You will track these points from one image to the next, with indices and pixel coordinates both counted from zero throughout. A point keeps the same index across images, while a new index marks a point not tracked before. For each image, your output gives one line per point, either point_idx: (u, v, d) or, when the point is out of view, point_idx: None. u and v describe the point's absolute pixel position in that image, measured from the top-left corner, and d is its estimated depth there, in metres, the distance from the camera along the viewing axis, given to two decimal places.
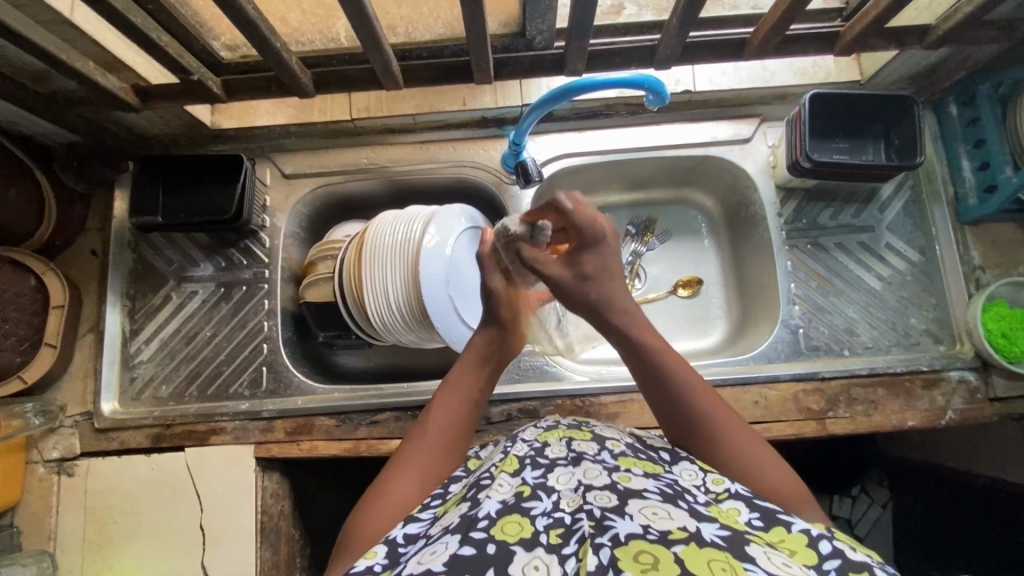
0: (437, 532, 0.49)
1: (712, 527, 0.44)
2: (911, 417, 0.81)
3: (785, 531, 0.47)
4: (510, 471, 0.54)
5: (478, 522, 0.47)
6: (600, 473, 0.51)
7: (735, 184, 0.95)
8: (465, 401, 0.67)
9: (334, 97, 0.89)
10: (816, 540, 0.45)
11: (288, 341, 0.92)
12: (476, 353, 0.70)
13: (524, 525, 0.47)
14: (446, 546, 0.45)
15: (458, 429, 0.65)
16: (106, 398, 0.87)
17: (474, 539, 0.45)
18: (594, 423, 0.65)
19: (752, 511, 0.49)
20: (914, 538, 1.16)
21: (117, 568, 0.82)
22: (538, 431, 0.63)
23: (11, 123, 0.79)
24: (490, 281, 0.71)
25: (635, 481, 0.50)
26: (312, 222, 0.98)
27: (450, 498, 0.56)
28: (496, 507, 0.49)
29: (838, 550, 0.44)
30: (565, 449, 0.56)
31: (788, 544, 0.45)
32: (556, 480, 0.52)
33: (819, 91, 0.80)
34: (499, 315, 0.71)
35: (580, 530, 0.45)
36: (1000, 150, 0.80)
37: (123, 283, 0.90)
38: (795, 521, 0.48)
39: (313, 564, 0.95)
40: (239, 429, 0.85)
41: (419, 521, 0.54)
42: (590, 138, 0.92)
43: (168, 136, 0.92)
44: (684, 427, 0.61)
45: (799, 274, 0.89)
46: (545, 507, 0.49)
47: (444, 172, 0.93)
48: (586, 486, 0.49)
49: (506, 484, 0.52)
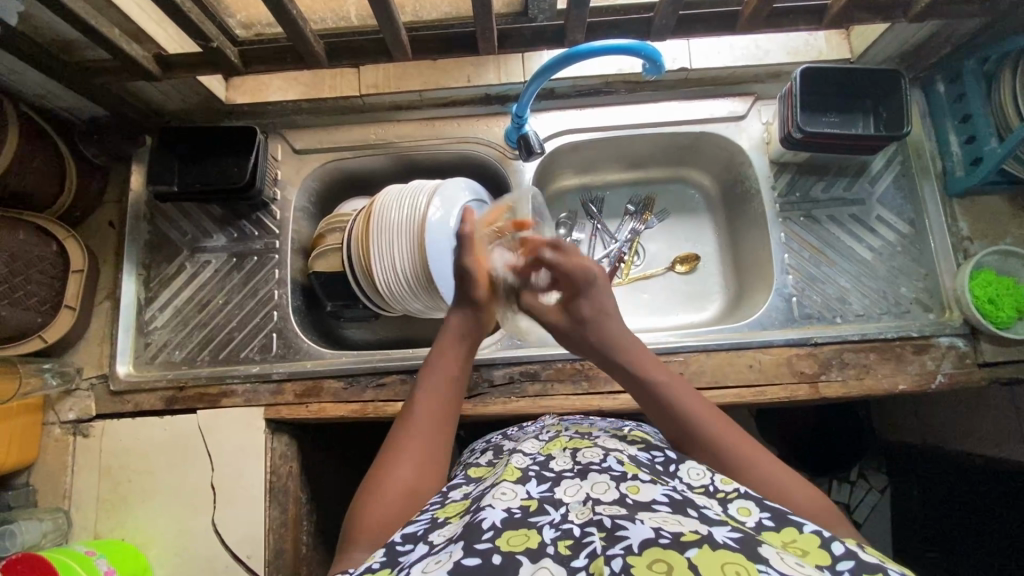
0: (440, 540, 0.49)
1: (724, 530, 0.45)
2: (902, 381, 0.84)
3: (797, 531, 0.47)
4: (513, 480, 0.55)
5: (483, 534, 0.47)
6: (608, 487, 0.52)
7: (730, 160, 0.99)
8: (447, 380, 0.70)
9: (344, 74, 0.93)
10: (828, 541, 0.45)
11: (298, 310, 0.95)
12: (452, 332, 0.74)
13: (530, 535, 0.47)
14: (450, 554, 0.46)
15: (445, 411, 0.67)
16: (121, 361, 0.90)
17: (478, 550, 0.45)
18: (596, 432, 0.69)
19: (763, 511, 0.50)
20: (912, 518, 1.18)
21: (130, 525, 0.84)
22: (539, 443, 0.67)
23: (37, 93, 0.83)
24: (466, 259, 0.75)
25: (643, 492, 0.51)
26: (322, 198, 1.01)
27: (449, 503, 0.57)
28: (501, 517, 0.49)
29: (851, 551, 0.44)
30: (571, 461, 0.59)
31: (800, 546, 0.45)
32: (562, 493, 0.53)
33: (811, 65, 0.84)
34: (472, 296, 0.74)
35: (590, 543, 0.45)
36: (984, 121, 0.83)
37: (139, 253, 0.94)
38: (806, 522, 0.48)
39: (321, 530, 0.97)
40: (249, 392, 0.88)
41: (416, 523, 0.54)
42: (590, 115, 0.96)
43: (184, 112, 0.96)
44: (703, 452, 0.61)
45: (793, 245, 0.92)
46: (551, 518, 0.49)
47: (449, 148, 0.96)
48: (593, 499, 0.51)
49: (511, 494, 0.53)
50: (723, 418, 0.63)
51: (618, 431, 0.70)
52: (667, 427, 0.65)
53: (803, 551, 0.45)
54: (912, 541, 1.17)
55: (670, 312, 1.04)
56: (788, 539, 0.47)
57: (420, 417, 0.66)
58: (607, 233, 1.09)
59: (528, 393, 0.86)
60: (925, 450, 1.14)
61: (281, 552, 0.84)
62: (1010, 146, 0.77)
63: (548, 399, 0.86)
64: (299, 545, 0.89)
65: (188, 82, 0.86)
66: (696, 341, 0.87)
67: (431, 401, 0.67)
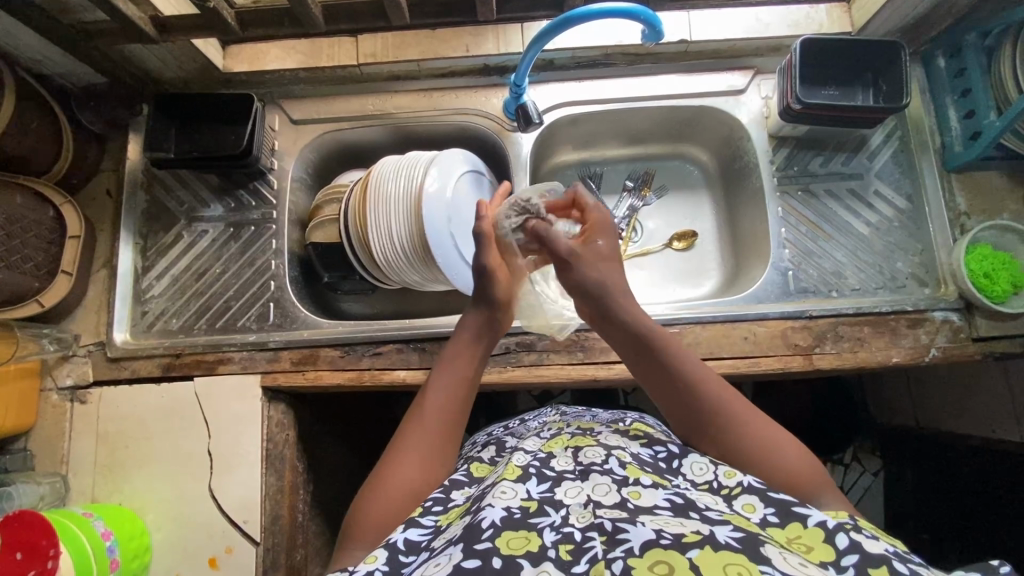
0: (441, 545, 0.49)
1: (725, 529, 0.45)
2: (896, 354, 0.84)
3: (801, 526, 0.48)
4: (513, 478, 0.55)
5: (483, 533, 0.47)
6: (609, 490, 0.52)
7: (729, 135, 0.98)
8: (462, 378, 0.68)
9: (342, 43, 0.92)
10: (833, 533, 0.46)
11: (294, 280, 0.95)
12: (469, 331, 0.71)
13: (531, 539, 0.47)
14: (449, 558, 0.46)
15: (460, 409, 0.66)
16: (118, 328, 0.90)
17: (477, 551, 0.45)
18: (598, 428, 0.68)
19: (767, 506, 0.50)
20: (903, 499, 1.19)
21: (127, 490, 0.85)
22: (541, 441, 0.66)
23: (34, 57, 0.82)
24: (485, 258, 0.73)
25: (645, 497, 0.51)
26: (319, 169, 1.01)
27: (452, 509, 0.56)
28: (501, 516, 0.49)
29: (856, 544, 0.45)
30: (572, 461, 0.59)
31: (805, 539, 0.46)
32: (563, 494, 0.53)
33: (811, 36, 0.84)
34: (490, 295, 0.72)
35: (591, 548, 0.45)
36: (983, 96, 0.83)
37: (136, 222, 0.94)
38: (810, 512, 0.49)
39: (317, 500, 0.98)
40: (246, 359, 0.88)
41: (421, 528, 0.54)
42: (589, 87, 0.95)
43: (181, 80, 0.95)
44: (699, 423, 0.61)
45: (790, 220, 0.92)
46: (552, 521, 0.49)
47: (447, 119, 0.96)
48: (595, 502, 0.51)
49: (512, 492, 0.52)
50: (723, 389, 0.62)
51: (620, 425, 0.73)
52: (673, 401, 0.63)
53: (808, 547, 0.46)
54: (904, 521, 1.18)
55: (666, 288, 1.04)
56: (792, 535, 0.47)
57: (433, 416, 0.64)
58: (605, 209, 1.08)
59: (523, 362, 0.87)
60: (919, 431, 1.15)
61: (278, 518, 0.85)
62: (1008, 119, 0.77)
63: (544, 369, 0.86)
64: (295, 513, 0.89)
65: (185, 48, 0.85)
66: (691, 313, 0.87)
67: (447, 399, 0.65)
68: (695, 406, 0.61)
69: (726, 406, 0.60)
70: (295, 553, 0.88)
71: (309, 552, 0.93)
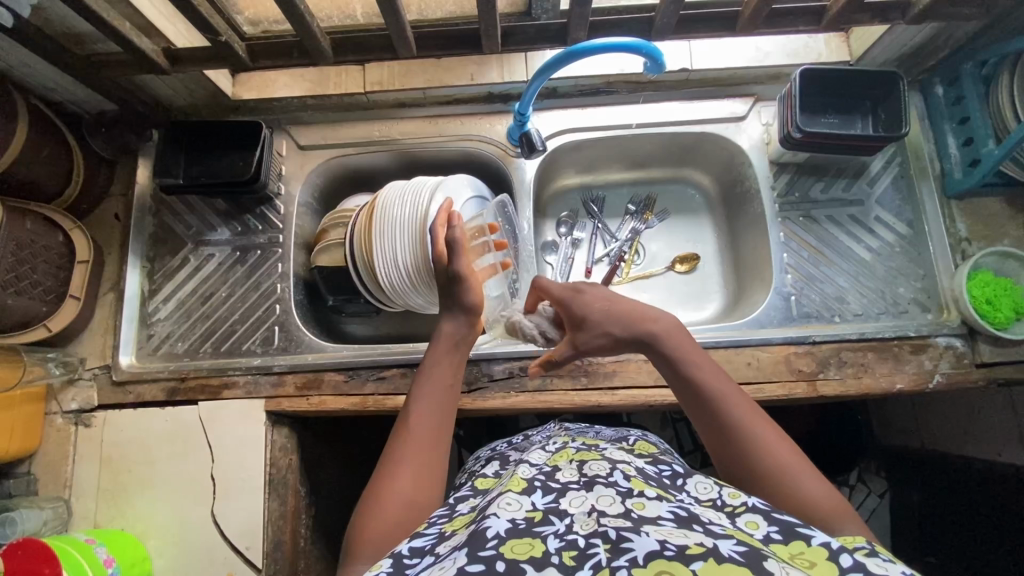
0: (445, 550, 0.49)
1: (729, 543, 0.45)
2: (900, 380, 0.84)
3: (805, 544, 0.47)
4: (519, 491, 0.55)
5: (487, 542, 0.46)
6: (614, 500, 0.52)
7: (731, 160, 1.00)
8: (441, 388, 0.68)
9: (349, 71, 0.94)
10: (837, 552, 0.45)
11: (299, 303, 0.96)
12: (445, 341, 0.71)
13: (534, 544, 0.47)
14: (454, 561, 0.45)
15: (442, 417, 0.66)
16: (124, 352, 0.91)
17: (482, 557, 0.45)
18: (604, 445, 0.68)
19: (771, 524, 0.50)
20: (910, 523, 1.18)
21: (129, 515, 0.85)
22: (547, 454, 0.66)
23: (47, 85, 0.84)
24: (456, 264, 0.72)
25: (649, 508, 0.51)
26: (324, 194, 1.02)
27: (456, 517, 0.57)
28: (505, 527, 0.49)
29: (860, 564, 0.43)
30: (577, 473, 0.59)
31: (808, 556, 0.45)
32: (567, 504, 0.53)
33: (810, 66, 0.85)
34: (463, 300, 0.73)
35: (595, 555, 0.45)
36: (982, 123, 0.84)
37: (143, 246, 0.95)
38: (814, 534, 0.48)
39: (319, 526, 0.97)
40: (250, 384, 0.88)
41: (424, 537, 0.53)
42: (592, 114, 0.97)
43: (191, 106, 0.97)
44: (722, 435, 0.61)
45: (792, 245, 0.93)
46: (556, 529, 0.49)
47: (453, 145, 0.97)
48: (599, 511, 0.51)
49: (516, 505, 0.52)
50: (749, 405, 0.62)
51: (624, 443, 0.72)
52: (691, 411, 0.65)
53: (810, 562, 0.44)
54: (912, 546, 1.17)
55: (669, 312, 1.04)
56: (795, 551, 0.46)
57: (416, 426, 0.64)
58: (608, 232, 1.09)
59: (527, 388, 0.87)
60: (924, 454, 1.14)
61: (280, 544, 0.84)
62: (1007, 147, 0.78)
63: (547, 395, 0.86)
64: (297, 538, 0.89)
65: (196, 76, 0.87)
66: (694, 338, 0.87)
67: (426, 409, 0.66)
68: (719, 415, 0.61)
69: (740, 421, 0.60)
70: None
71: None
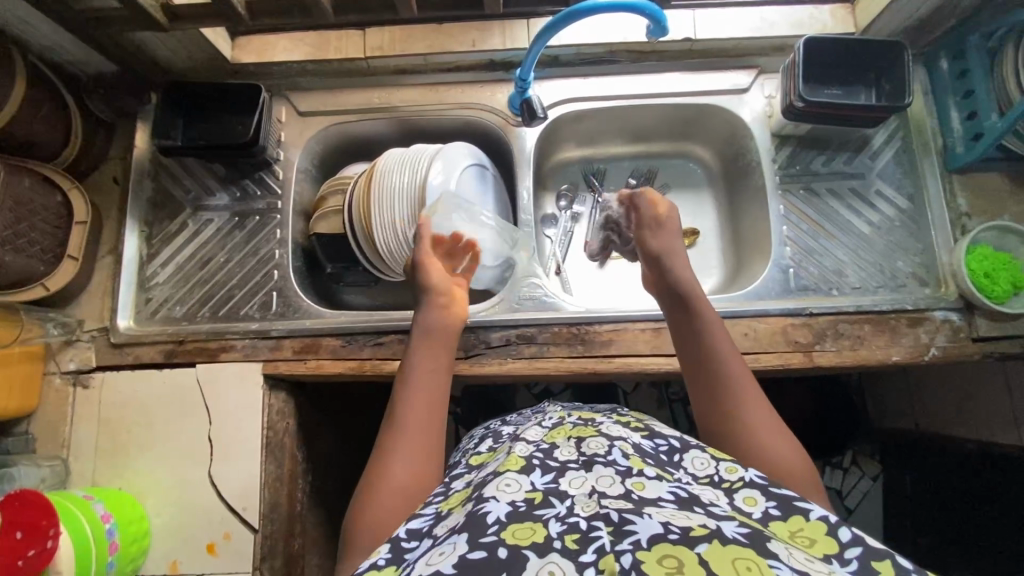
0: (443, 533, 0.49)
1: (732, 524, 0.46)
2: (896, 353, 0.84)
3: (803, 518, 0.48)
4: (517, 470, 0.55)
5: (487, 528, 0.47)
6: (613, 481, 0.53)
7: (732, 133, 0.99)
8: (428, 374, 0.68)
9: (350, 36, 0.94)
10: (835, 527, 0.47)
11: (297, 270, 0.96)
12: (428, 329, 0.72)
13: (537, 529, 0.47)
14: (454, 547, 0.46)
15: (431, 405, 0.66)
16: (122, 314, 0.91)
17: (484, 543, 0.46)
18: (600, 419, 0.67)
19: (769, 499, 0.50)
20: (902, 503, 1.19)
21: (128, 475, 0.85)
22: (543, 431, 0.65)
23: (44, 44, 0.83)
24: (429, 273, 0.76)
25: (649, 489, 0.51)
26: (323, 162, 1.02)
27: (453, 495, 0.57)
28: (506, 511, 0.49)
29: (859, 537, 0.45)
30: (575, 451, 0.59)
31: (807, 533, 0.47)
32: (567, 484, 0.53)
33: (813, 36, 0.85)
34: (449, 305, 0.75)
35: (597, 539, 0.46)
36: (985, 96, 0.84)
37: (142, 209, 0.94)
38: (811, 506, 0.49)
39: (315, 493, 0.98)
40: (249, 347, 0.89)
41: (421, 517, 0.54)
42: (593, 84, 0.96)
43: (189, 69, 0.96)
44: (711, 387, 0.64)
45: (792, 218, 0.92)
46: (557, 512, 0.49)
47: (453, 113, 0.97)
48: (599, 492, 0.51)
49: (514, 486, 0.52)
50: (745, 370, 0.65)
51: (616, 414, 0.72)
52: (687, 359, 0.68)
53: (810, 541, 0.46)
54: (903, 527, 1.18)
55: None
56: (794, 528, 0.48)
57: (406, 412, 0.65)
58: None
59: (524, 355, 0.87)
60: (918, 434, 1.14)
61: (276, 506, 0.85)
62: (1010, 118, 0.77)
63: (544, 361, 0.86)
64: (293, 501, 0.90)
65: (195, 37, 0.87)
66: None
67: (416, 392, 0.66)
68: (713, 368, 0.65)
69: (735, 374, 0.64)
70: (293, 541, 0.88)
71: (306, 542, 0.93)
